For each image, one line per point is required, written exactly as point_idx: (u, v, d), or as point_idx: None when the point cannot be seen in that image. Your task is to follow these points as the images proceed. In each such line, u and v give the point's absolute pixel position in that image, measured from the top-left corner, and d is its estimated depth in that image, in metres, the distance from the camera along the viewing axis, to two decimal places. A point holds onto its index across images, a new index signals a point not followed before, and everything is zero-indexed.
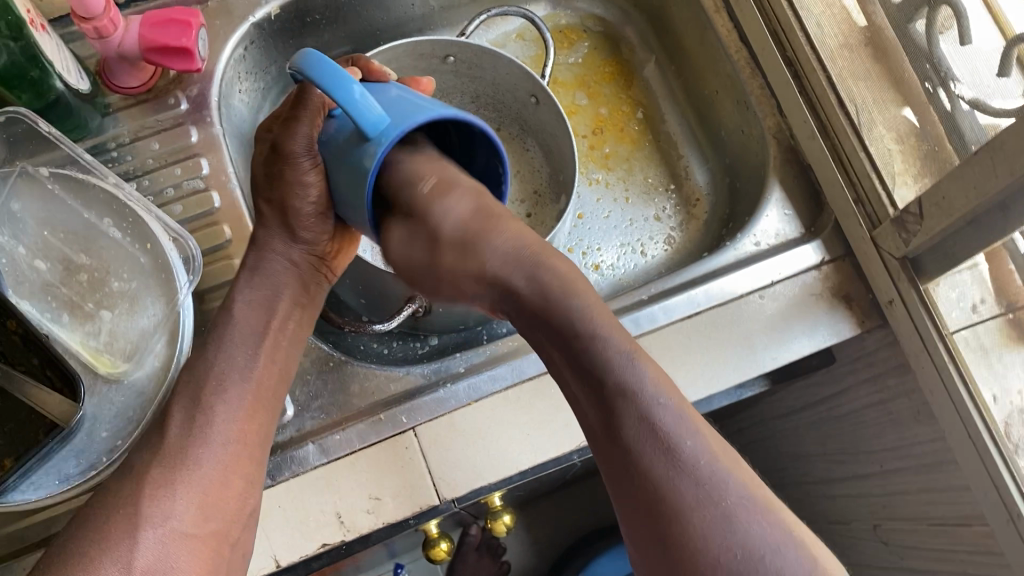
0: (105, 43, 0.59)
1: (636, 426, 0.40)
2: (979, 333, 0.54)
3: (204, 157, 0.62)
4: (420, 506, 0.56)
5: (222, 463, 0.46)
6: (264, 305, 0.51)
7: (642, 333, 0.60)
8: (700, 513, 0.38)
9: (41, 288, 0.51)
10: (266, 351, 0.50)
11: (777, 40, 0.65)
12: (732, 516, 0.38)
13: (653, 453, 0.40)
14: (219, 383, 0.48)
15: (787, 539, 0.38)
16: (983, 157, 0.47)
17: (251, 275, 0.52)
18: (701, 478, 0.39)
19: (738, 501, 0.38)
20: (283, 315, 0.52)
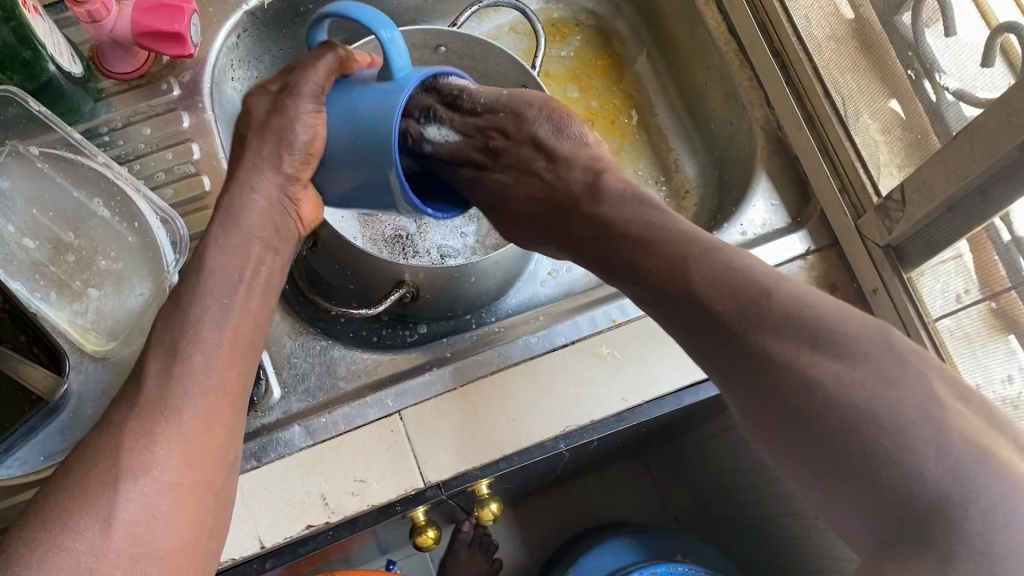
0: (98, 27, 0.59)
1: (777, 324, 0.41)
2: (962, 320, 0.54)
3: (195, 142, 0.63)
4: (406, 490, 0.56)
5: (201, 413, 0.43)
6: (241, 251, 0.48)
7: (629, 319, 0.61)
8: (871, 394, 0.38)
9: (29, 267, 0.52)
10: (241, 299, 0.48)
11: (765, 32, 0.66)
12: (893, 385, 0.38)
13: (778, 335, 0.41)
14: (197, 331, 0.45)
15: (952, 430, 0.36)
16: (962, 142, 0.47)
17: (227, 217, 0.49)
18: (838, 354, 0.40)
19: (895, 366, 0.39)
20: (255, 260, 0.49)
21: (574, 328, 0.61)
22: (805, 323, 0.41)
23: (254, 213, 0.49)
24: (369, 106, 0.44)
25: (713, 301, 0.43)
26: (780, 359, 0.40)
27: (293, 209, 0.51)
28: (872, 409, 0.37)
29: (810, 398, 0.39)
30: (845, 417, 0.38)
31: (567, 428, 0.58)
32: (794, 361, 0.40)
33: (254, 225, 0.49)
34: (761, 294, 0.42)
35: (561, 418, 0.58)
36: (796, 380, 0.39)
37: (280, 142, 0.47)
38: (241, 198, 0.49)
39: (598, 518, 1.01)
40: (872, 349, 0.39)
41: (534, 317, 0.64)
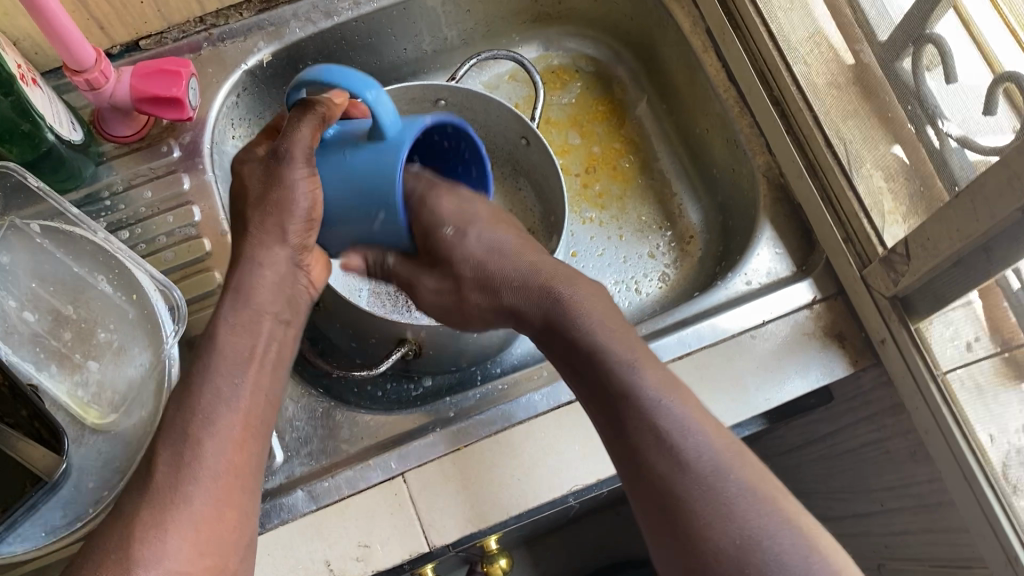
0: (97, 95, 0.59)
1: (657, 448, 0.44)
2: (974, 370, 0.53)
3: (196, 204, 0.63)
4: (411, 553, 0.55)
5: (211, 500, 0.44)
6: (250, 327, 0.49)
7: (671, 360, 0.60)
8: (701, 506, 0.43)
9: (29, 339, 0.52)
10: (254, 377, 0.48)
11: (764, 79, 0.65)
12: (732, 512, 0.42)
13: (688, 487, 0.43)
14: (207, 418, 0.45)
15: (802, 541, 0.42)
16: (966, 199, 0.47)
17: (237, 295, 0.49)
18: (706, 484, 0.43)
19: (736, 494, 0.43)
20: (265, 336, 0.49)
21: None
22: (712, 493, 0.43)
23: (264, 289, 0.49)
24: (366, 164, 0.48)
25: (638, 431, 0.45)
26: (685, 506, 0.43)
27: (304, 277, 0.51)
28: (745, 555, 0.41)
29: (720, 558, 0.41)
30: (700, 538, 0.42)
31: (574, 487, 0.57)
32: (696, 519, 0.42)
33: (266, 298, 0.49)
34: (670, 437, 0.45)
35: (566, 477, 0.57)
36: (723, 543, 0.42)
37: (281, 212, 0.48)
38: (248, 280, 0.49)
39: (610, 558, 1.00)
40: (749, 515, 0.42)
41: (539, 369, 0.62)
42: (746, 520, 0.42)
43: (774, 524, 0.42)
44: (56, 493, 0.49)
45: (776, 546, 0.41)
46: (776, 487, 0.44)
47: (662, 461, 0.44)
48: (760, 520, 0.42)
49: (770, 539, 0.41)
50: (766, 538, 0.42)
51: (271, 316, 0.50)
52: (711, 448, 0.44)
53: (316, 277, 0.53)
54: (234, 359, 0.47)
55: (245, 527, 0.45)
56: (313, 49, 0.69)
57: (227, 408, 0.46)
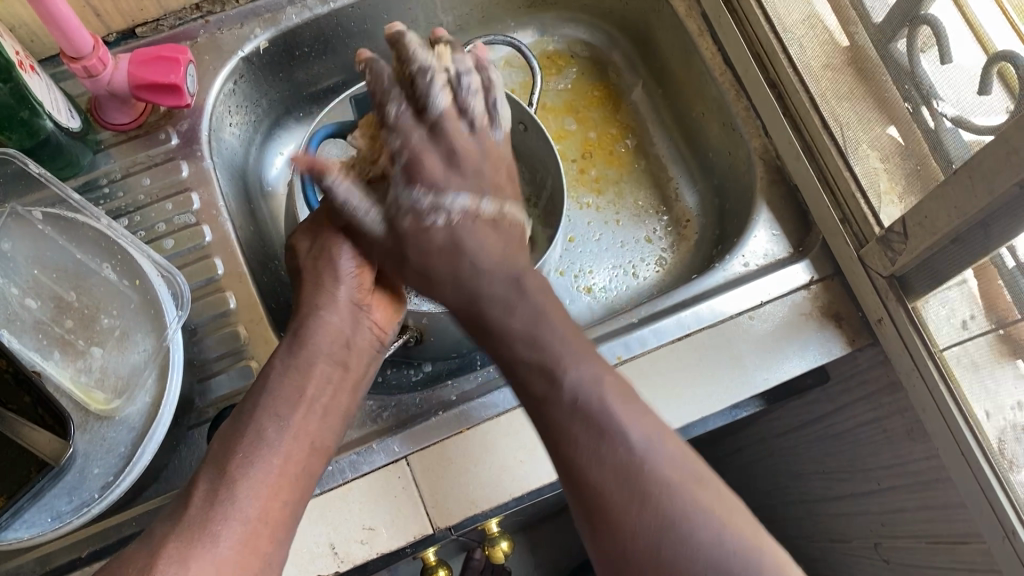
0: (95, 81, 0.59)
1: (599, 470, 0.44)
2: (969, 348, 0.54)
3: (195, 191, 0.63)
4: (416, 535, 0.56)
5: (236, 543, 0.45)
6: (299, 372, 0.53)
7: (624, 360, 0.60)
8: (629, 509, 0.43)
9: (32, 327, 0.52)
10: (299, 419, 0.51)
11: (760, 62, 0.66)
12: (655, 493, 0.43)
13: (613, 472, 0.44)
14: (244, 461, 0.48)
15: (723, 526, 0.42)
16: (962, 176, 0.47)
17: (297, 338, 0.55)
18: (630, 466, 0.44)
19: (663, 480, 0.44)
20: (315, 381, 0.53)
21: None
22: (631, 479, 0.44)
23: (322, 325, 0.55)
24: None
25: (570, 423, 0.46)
26: (612, 502, 0.43)
27: (368, 321, 0.58)
28: (663, 538, 0.42)
29: (637, 542, 0.42)
30: (614, 527, 0.43)
31: None
32: (616, 502, 0.43)
33: (322, 341, 0.55)
34: (609, 443, 0.45)
35: None
36: (642, 528, 0.42)
37: (334, 275, 0.57)
38: (308, 325, 0.55)
39: None
40: (670, 497, 0.43)
41: None
42: (669, 502, 0.43)
43: (695, 500, 0.43)
44: (61, 479, 0.49)
45: (690, 523, 0.42)
46: (696, 470, 0.45)
47: (604, 440, 0.45)
48: (679, 495, 0.43)
49: (687, 522, 0.42)
50: (689, 524, 0.42)
51: (327, 356, 0.54)
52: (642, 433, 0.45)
53: (382, 320, 0.59)
54: (285, 398, 0.51)
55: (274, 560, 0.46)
56: (309, 37, 0.70)
57: (269, 455, 0.49)
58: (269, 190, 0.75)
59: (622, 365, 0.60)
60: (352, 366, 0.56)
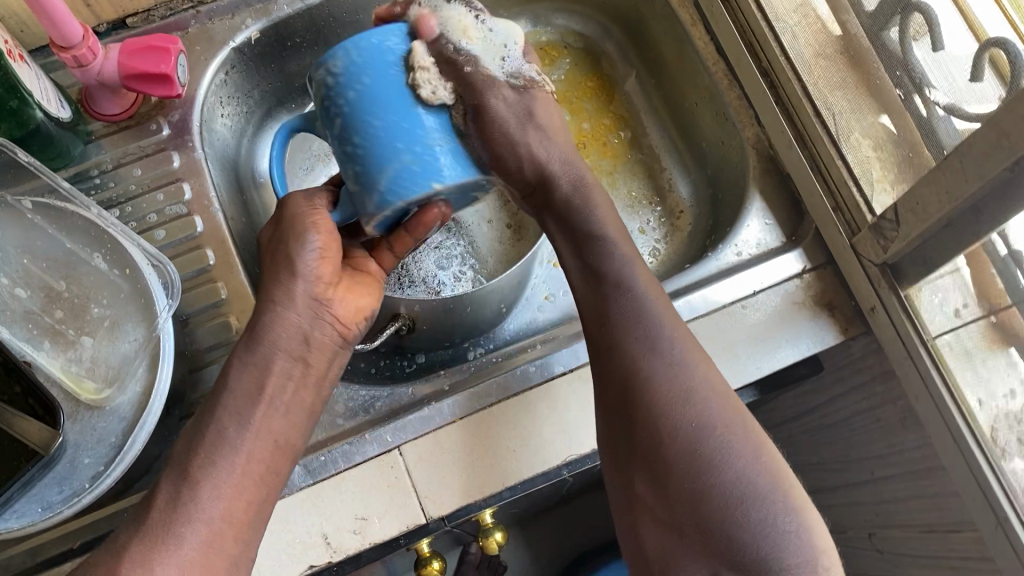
0: (85, 71, 0.59)
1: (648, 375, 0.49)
2: (961, 336, 0.54)
3: (186, 181, 0.63)
4: (408, 525, 0.56)
5: (203, 541, 0.45)
6: (258, 369, 0.49)
7: (693, 317, 0.61)
8: (669, 417, 0.47)
9: (22, 316, 0.52)
10: (268, 417, 0.49)
11: (752, 51, 0.66)
12: (692, 403, 0.48)
13: (657, 380, 0.48)
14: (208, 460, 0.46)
15: (752, 451, 0.47)
16: (953, 162, 0.47)
17: (252, 336, 0.50)
18: (673, 377, 0.48)
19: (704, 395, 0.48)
20: (277, 376, 0.49)
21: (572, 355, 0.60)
22: (677, 395, 0.48)
23: (277, 324, 0.50)
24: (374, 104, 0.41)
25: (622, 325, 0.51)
26: (650, 406, 0.48)
27: (328, 316, 0.51)
28: (697, 443, 0.47)
29: (673, 448, 0.47)
30: (652, 427, 0.47)
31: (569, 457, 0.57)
32: (655, 407, 0.48)
33: (278, 340, 0.49)
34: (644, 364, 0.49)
35: (562, 448, 0.57)
36: (678, 432, 0.47)
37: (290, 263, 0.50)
38: (262, 324, 0.50)
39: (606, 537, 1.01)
40: (701, 409, 0.47)
41: (533, 344, 0.64)
42: (701, 417, 0.47)
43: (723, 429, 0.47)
44: (52, 469, 0.48)
45: (722, 442, 0.46)
46: (742, 411, 0.49)
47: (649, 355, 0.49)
48: (715, 420, 0.47)
49: (719, 442, 0.46)
50: (722, 446, 0.46)
51: (284, 353, 0.50)
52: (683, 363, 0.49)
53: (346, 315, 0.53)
54: (244, 396, 0.48)
55: (241, 558, 0.47)
56: (301, 27, 0.69)
57: (233, 454, 0.47)
58: (261, 181, 0.74)
59: (694, 321, 0.60)
60: (314, 361, 0.51)
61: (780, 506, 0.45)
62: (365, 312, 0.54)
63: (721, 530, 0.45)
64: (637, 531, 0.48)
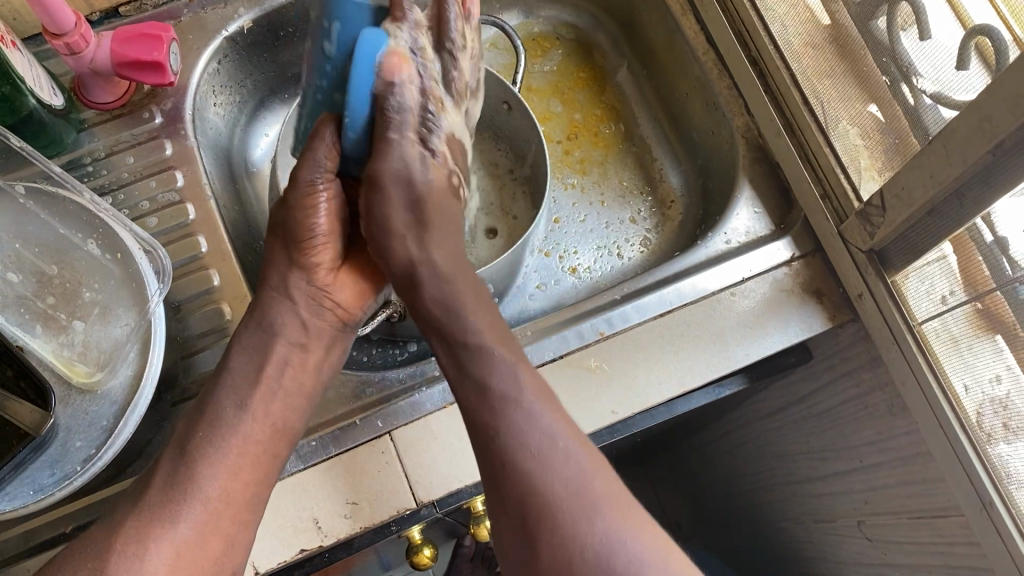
0: (78, 59, 0.59)
1: (535, 464, 0.44)
2: (948, 322, 0.54)
3: (179, 169, 0.63)
4: (398, 510, 0.56)
5: None
6: (258, 348, 0.53)
7: (614, 332, 0.60)
8: (569, 515, 0.43)
9: (15, 301, 0.52)
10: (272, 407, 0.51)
11: (742, 40, 0.66)
12: (588, 507, 0.43)
13: (548, 475, 0.44)
14: None
15: (657, 550, 0.43)
16: (937, 145, 0.48)
17: (254, 318, 0.54)
18: (561, 468, 0.44)
19: (596, 499, 0.44)
20: (277, 360, 0.53)
21: (562, 342, 0.60)
22: (583, 489, 0.44)
23: (279, 311, 0.54)
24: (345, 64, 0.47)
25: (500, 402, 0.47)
26: (544, 509, 0.43)
27: (328, 302, 0.56)
28: (604, 558, 0.42)
29: (583, 561, 0.42)
30: (553, 535, 0.43)
31: None
32: (557, 507, 0.43)
33: (281, 319, 0.54)
34: (538, 452, 0.45)
35: None
36: (584, 550, 0.42)
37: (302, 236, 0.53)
38: (266, 307, 0.54)
39: None
40: (595, 511, 0.43)
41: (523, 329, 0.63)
42: (607, 530, 0.43)
43: (626, 521, 0.43)
44: (44, 451, 0.49)
45: (624, 548, 0.42)
46: (650, 520, 0.45)
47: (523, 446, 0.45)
48: (621, 529, 0.43)
49: (626, 553, 0.42)
50: (624, 551, 0.42)
51: (284, 340, 0.54)
52: (570, 448, 0.45)
53: (349, 304, 0.57)
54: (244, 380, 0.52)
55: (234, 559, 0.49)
56: (294, 15, 0.70)
57: None
58: (254, 170, 0.75)
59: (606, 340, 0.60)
60: (311, 348, 0.55)
61: None
62: (365, 293, 0.58)
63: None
64: None
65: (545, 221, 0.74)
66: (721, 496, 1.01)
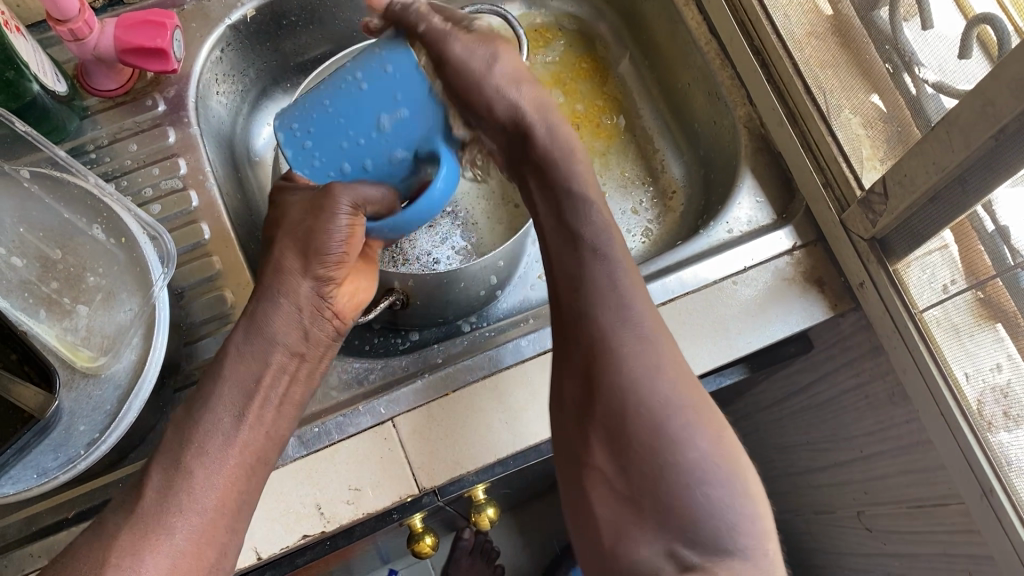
0: (81, 45, 0.59)
1: (615, 337, 0.49)
2: (949, 310, 0.54)
3: (182, 157, 0.63)
4: (400, 496, 0.56)
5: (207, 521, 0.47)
6: (257, 360, 0.53)
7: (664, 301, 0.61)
8: (637, 372, 0.48)
9: (18, 286, 0.52)
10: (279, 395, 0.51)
11: (745, 30, 0.66)
12: (655, 376, 0.47)
13: (628, 347, 0.48)
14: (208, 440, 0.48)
15: (711, 428, 0.47)
16: (940, 132, 0.48)
17: (252, 324, 0.53)
18: (643, 343, 0.49)
19: (665, 367, 0.48)
20: (275, 368, 0.53)
21: None
22: (649, 369, 0.47)
23: (282, 317, 0.53)
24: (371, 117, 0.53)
25: (595, 290, 0.50)
26: (619, 367, 0.48)
27: (328, 313, 0.55)
28: (659, 416, 0.46)
29: (638, 417, 0.46)
30: (616, 389, 0.47)
31: None
32: (626, 372, 0.48)
33: (280, 329, 0.53)
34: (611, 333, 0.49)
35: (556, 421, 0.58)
36: (644, 404, 0.47)
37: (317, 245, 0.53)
38: (266, 312, 0.53)
39: None
40: (664, 384, 0.47)
41: (527, 318, 0.64)
42: (669, 393, 0.47)
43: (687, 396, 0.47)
44: (47, 435, 0.49)
45: (681, 415, 0.46)
46: (712, 408, 0.48)
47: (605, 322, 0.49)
48: (679, 398, 0.47)
49: (679, 419, 0.46)
50: (678, 419, 0.46)
51: (284, 348, 0.53)
52: (646, 327, 0.49)
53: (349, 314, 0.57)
54: (238, 382, 0.52)
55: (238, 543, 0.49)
56: (296, 4, 0.70)
57: None
58: (256, 159, 0.75)
59: None
60: (309, 356, 0.55)
61: (740, 491, 0.45)
62: (360, 303, 0.58)
63: (675, 498, 0.45)
64: (588, 500, 0.47)
65: None
66: None
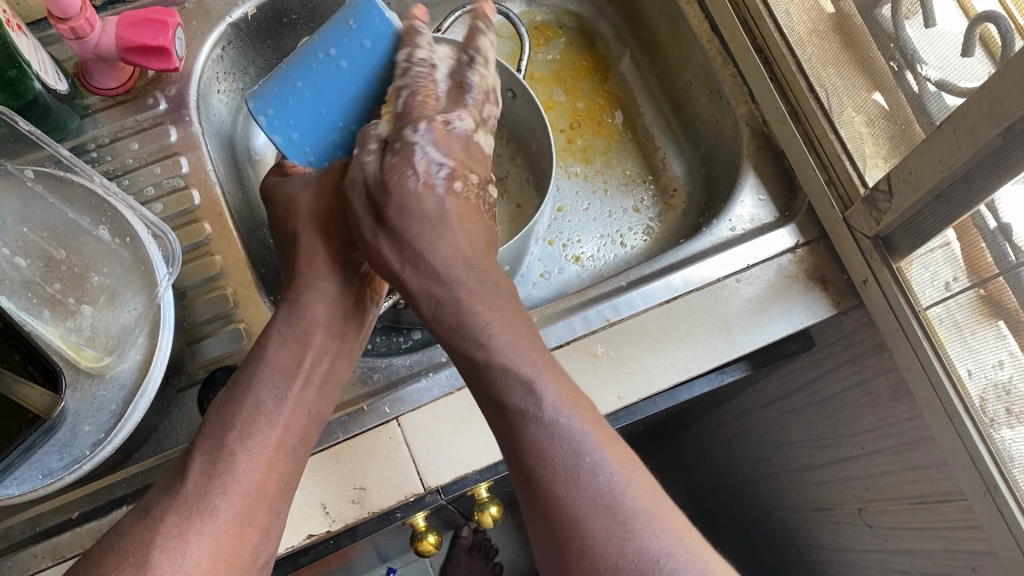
0: (82, 44, 0.59)
1: (572, 490, 0.45)
2: (951, 307, 0.54)
3: (184, 155, 0.63)
4: (407, 496, 0.56)
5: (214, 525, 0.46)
6: (296, 344, 0.54)
7: (620, 319, 0.61)
8: (601, 523, 0.44)
9: (21, 287, 0.52)
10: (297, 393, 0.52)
11: (747, 27, 0.66)
12: (628, 523, 0.44)
13: (592, 507, 0.45)
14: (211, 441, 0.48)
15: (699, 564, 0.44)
16: (946, 130, 0.48)
17: (293, 307, 0.55)
18: (602, 492, 0.45)
19: (634, 510, 0.45)
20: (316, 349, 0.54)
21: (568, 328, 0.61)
22: (620, 517, 0.45)
23: (324, 302, 0.56)
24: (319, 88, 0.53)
25: (536, 454, 0.47)
26: (581, 525, 0.45)
27: (367, 291, 0.59)
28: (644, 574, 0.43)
29: None
30: (588, 554, 0.44)
31: None
32: (591, 531, 0.44)
33: (321, 312, 0.55)
34: (573, 483, 0.46)
35: None
36: (622, 561, 0.43)
37: (337, 228, 0.57)
38: (307, 293, 0.55)
39: None
40: (640, 529, 0.44)
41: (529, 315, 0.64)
42: (646, 540, 0.44)
43: (665, 535, 0.44)
44: (53, 436, 0.49)
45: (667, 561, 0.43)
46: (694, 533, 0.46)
47: (561, 476, 0.46)
48: (659, 542, 0.44)
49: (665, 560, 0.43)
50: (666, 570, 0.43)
51: (324, 331, 0.55)
52: (608, 469, 0.46)
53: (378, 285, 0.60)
54: (280, 372, 0.52)
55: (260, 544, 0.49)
56: (297, 2, 0.70)
57: None
58: (257, 158, 0.75)
59: (615, 324, 0.61)
60: (346, 341, 0.56)
61: None
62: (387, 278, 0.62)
63: None
64: None
65: (549, 209, 0.74)
66: (720, 485, 1.01)
